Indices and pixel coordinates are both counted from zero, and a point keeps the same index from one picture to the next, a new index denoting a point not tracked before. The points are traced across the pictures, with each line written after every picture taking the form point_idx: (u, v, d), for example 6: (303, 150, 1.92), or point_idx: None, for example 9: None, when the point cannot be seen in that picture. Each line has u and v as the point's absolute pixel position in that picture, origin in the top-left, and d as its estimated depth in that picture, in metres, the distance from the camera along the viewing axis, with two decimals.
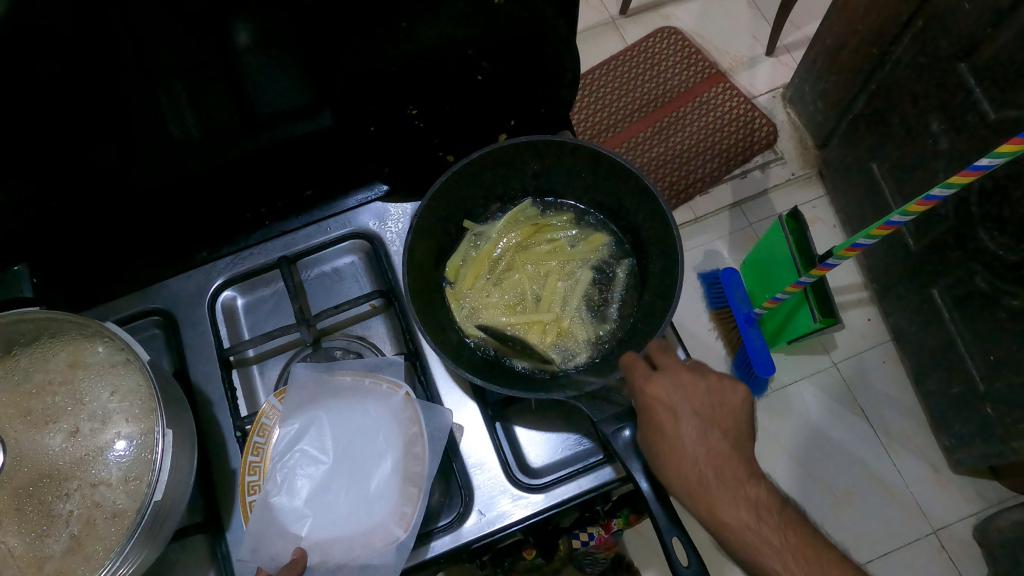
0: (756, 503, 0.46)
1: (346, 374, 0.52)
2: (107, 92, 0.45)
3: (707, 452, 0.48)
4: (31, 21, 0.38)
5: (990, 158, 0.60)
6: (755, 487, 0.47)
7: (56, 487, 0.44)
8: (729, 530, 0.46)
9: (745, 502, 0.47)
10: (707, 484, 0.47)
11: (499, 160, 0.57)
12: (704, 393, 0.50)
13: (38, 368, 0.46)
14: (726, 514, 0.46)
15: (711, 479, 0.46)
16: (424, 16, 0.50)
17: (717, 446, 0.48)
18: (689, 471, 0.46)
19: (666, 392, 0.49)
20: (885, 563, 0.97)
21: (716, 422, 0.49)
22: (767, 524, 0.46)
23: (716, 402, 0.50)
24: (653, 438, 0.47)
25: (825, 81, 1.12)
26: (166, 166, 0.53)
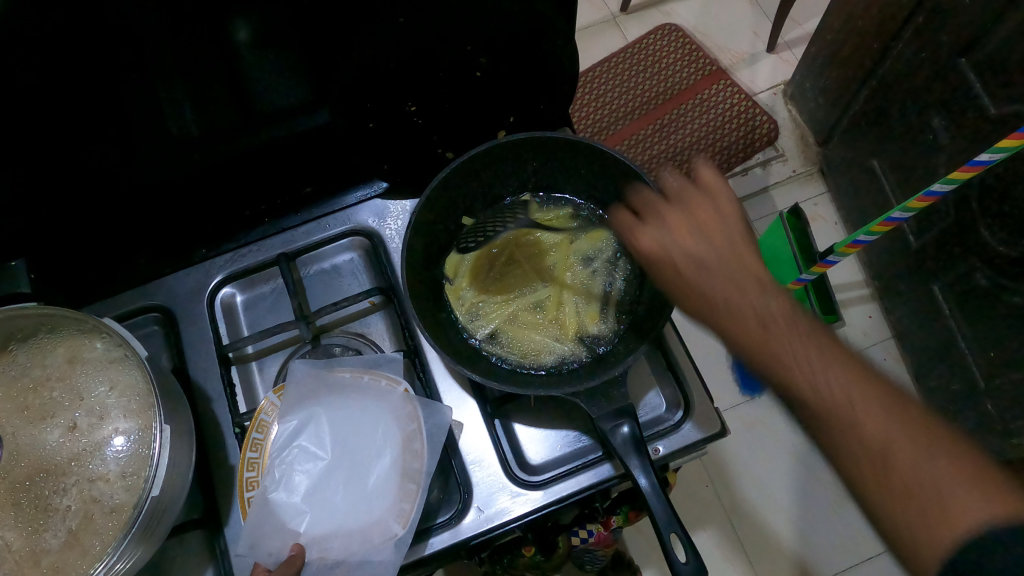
0: (777, 316, 0.46)
1: (344, 371, 0.51)
2: (105, 86, 0.45)
3: (700, 273, 0.49)
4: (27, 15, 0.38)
5: (990, 153, 0.60)
6: (772, 304, 0.47)
7: (53, 482, 0.43)
8: (778, 370, 0.45)
9: (775, 326, 0.46)
10: (740, 325, 0.46)
11: (499, 157, 0.58)
12: (708, 224, 0.51)
13: (36, 364, 0.46)
14: (776, 349, 0.45)
15: (710, 291, 0.48)
16: (422, 11, 0.50)
17: (723, 262, 0.49)
18: (708, 312, 0.48)
19: (662, 240, 0.51)
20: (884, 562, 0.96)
21: (719, 257, 0.49)
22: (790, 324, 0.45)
23: (705, 224, 0.51)
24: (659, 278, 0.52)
25: (826, 77, 1.12)
26: (164, 162, 0.53)
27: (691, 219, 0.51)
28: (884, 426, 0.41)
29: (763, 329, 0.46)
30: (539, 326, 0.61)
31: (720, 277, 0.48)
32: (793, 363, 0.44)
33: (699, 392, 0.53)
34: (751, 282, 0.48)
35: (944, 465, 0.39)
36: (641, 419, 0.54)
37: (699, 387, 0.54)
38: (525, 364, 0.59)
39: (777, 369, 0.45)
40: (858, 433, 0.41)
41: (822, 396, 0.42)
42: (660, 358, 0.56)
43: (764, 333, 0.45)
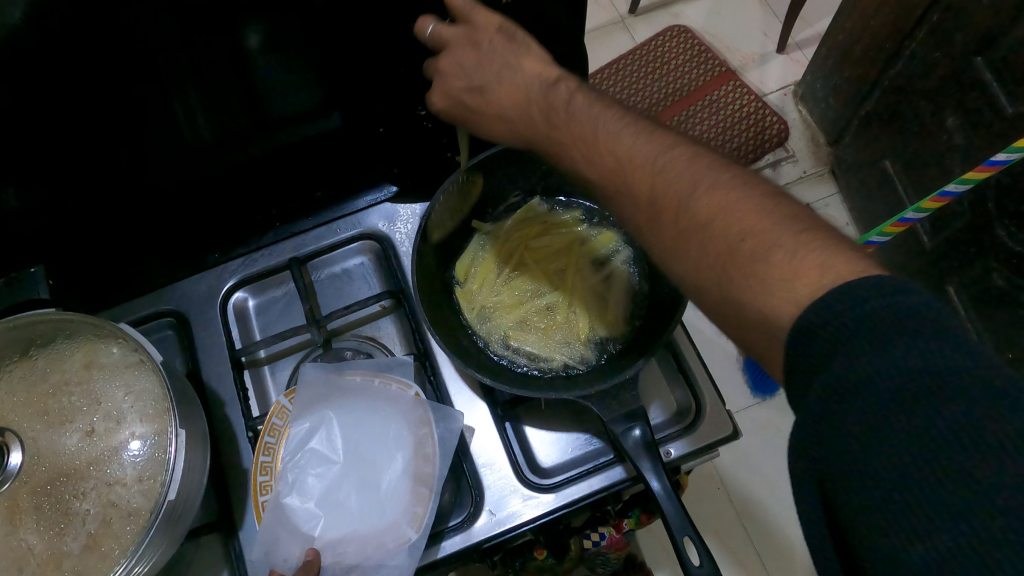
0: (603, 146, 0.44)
1: (355, 374, 0.52)
2: (124, 93, 0.45)
3: (498, 91, 0.50)
4: (50, 24, 0.39)
5: (1006, 153, 0.60)
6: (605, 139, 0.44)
7: (72, 486, 0.44)
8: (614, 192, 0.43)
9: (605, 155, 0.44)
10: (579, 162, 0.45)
11: (507, 160, 0.58)
12: (484, 59, 0.50)
13: (53, 369, 0.47)
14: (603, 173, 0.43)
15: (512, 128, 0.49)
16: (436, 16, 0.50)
17: (507, 96, 0.50)
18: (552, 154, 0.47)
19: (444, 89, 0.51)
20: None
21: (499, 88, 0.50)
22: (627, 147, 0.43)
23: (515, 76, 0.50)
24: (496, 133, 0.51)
25: (837, 77, 1.11)
26: (179, 167, 0.54)
27: (467, 59, 0.50)
28: (679, 187, 0.39)
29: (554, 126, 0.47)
30: (549, 329, 0.61)
31: (509, 95, 0.49)
32: (593, 140, 0.44)
33: (712, 396, 0.53)
34: (533, 105, 0.48)
35: (806, 266, 0.32)
36: (653, 422, 0.54)
37: (711, 390, 0.54)
38: (534, 367, 0.59)
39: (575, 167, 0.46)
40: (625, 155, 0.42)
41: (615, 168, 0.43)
42: (673, 361, 0.56)
43: (549, 122, 0.47)
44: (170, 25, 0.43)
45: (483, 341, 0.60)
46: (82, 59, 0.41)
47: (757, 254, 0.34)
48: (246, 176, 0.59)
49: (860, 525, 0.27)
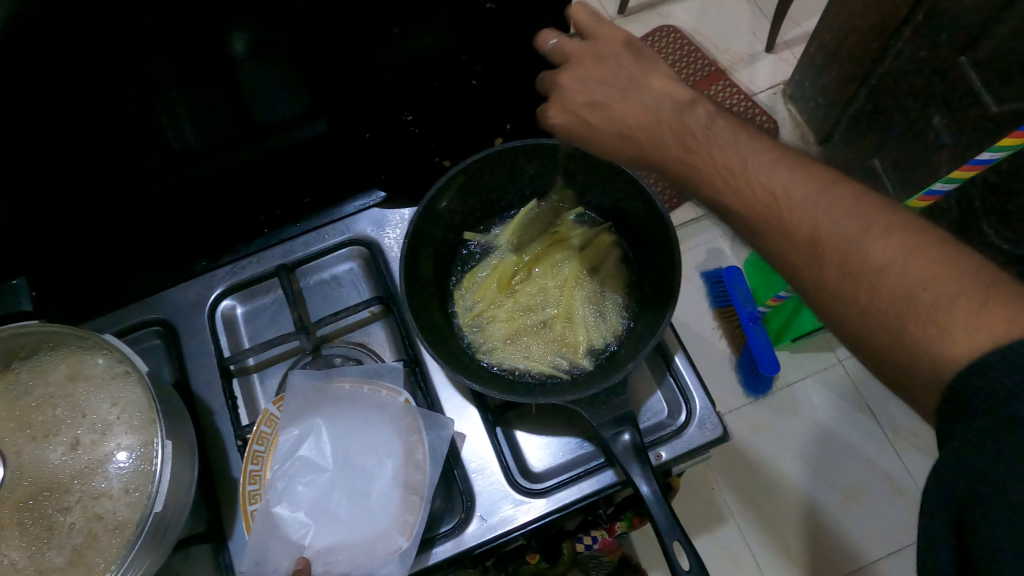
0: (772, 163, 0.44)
1: (344, 382, 0.51)
2: (105, 106, 0.45)
3: (626, 105, 0.49)
4: (26, 40, 0.38)
5: (991, 152, 0.61)
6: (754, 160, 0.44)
7: (56, 500, 0.44)
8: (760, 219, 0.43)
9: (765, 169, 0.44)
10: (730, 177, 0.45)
11: (494, 165, 0.58)
12: (606, 77, 0.50)
13: (38, 381, 0.46)
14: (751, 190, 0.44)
15: (620, 122, 0.49)
16: (418, 22, 0.50)
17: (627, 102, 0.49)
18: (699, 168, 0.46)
19: (566, 104, 0.51)
20: (891, 564, 0.96)
21: (617, 90, 0.50)
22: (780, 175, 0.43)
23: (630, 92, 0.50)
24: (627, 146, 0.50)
25: (825, 76, 1.12)
26: (163, 177, 0.53)
27: (589, 74, 0.51)
28: (850, 227, 0.40)
29: (692, 149, 0.46)
30: (545, 337, 0.61)
31: (638, 102, 0.49)
32: (722, 161, 0.45)
33: (701, 398, 0.53)
34: (667, 126, 0.48)
35: (991, 318, 0.34)
36: (642, 425, 0.54)
37: (699, 391, 0.53)
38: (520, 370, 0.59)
39: (723, 201, 0.45)
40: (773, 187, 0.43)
41: (761, 196, 0.43)
42: (662, 364, 0.56)
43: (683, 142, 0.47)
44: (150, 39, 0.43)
45: (469, 343, 0.60)
46: (60, 73, 0.41)
47: (939, 304, 0.36)
48: (231, 184, 0.58)
49: (986, 526, 0.32)
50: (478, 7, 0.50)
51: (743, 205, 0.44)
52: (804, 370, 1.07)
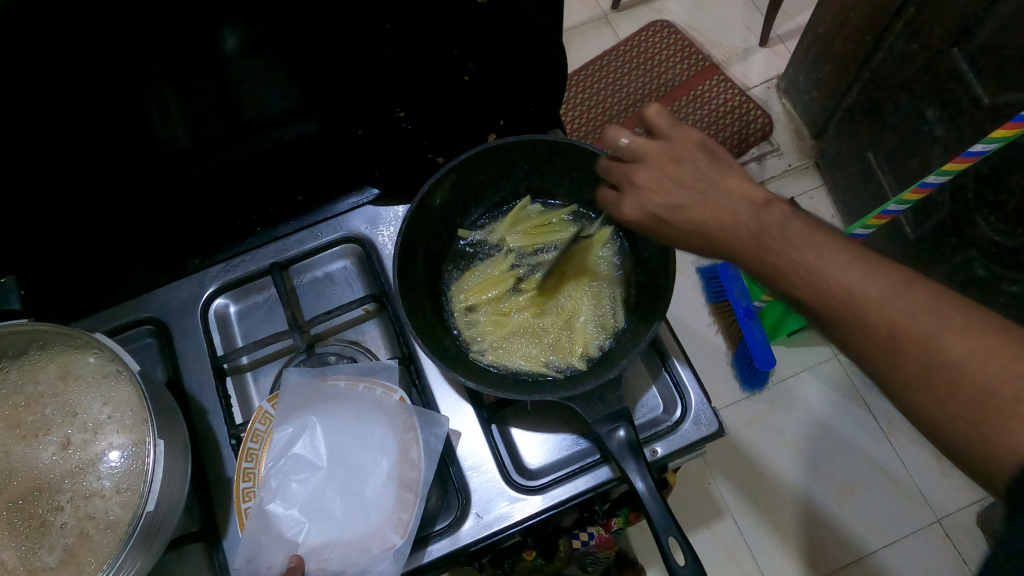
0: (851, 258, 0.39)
1: (339, 379, 0.51)
2: (91, 109, 0.45)
3: (701, 208, 0.45)
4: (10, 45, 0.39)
5: (984, 143, 0.61)
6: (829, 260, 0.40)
7: (47, 500, 0.44)
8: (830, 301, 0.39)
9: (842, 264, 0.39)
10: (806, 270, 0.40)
11: (487, 162, 0.57)
12: (679, 174, 0.46)
13: (28, 380, 0.47)
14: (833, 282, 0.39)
15: (693, 221, 0.45)
16: (408, 18, 0.49)
17: (697, 202, 0.45)
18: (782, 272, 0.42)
19: (641, 204, 0.47)
20: (889, 555, 0.96)
21: (687, 190, 0.46)
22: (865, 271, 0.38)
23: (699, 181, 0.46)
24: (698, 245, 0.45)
25: (819, 70, 1.12)
26: (152, 178, 0.53)
27: (664, 174, 0.47)
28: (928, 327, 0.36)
29: (771, 248, 0.42)
30: (541, 334, 0.61)
31: (711, 202, 0.45)
32: (802, 260, 0.40)
33: (696, 393, 0.53)
34: (743, 227, 0.43)
35: None
36: (638, 420, 0.54)
37: (695, 386, 0.53)
38: (515, 365, 0.58)
39: (793, 290, 0.41)
40: (840, 284, 0.38)
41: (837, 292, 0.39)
42: (657, 359, 0.55)
43: (760, 244, 0.42)
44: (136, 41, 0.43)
45: (464, 337, 0.60)
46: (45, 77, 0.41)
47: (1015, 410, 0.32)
48: (224, 183, 0.58)
49: None
50: (468, 3, 0.50)
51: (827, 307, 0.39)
52: (800, 364, 1.07)
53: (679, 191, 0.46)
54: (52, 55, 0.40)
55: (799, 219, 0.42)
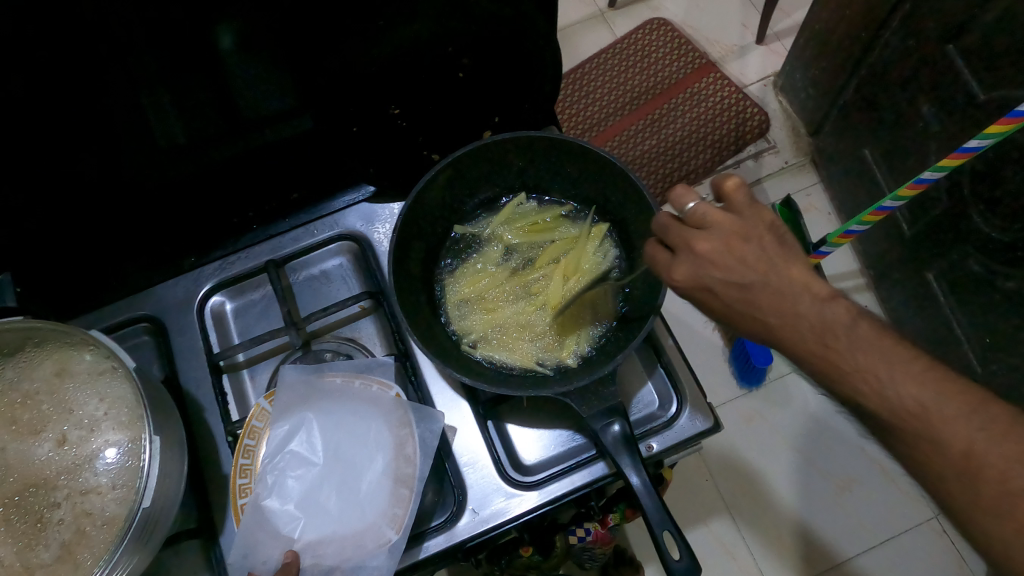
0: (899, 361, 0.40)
1: (335, 376, 0.51)
2: (87, 107, 0.45)
3: (764, 294, 0.44)
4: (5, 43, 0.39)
5: (980, 139, 0.59)
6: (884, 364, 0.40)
7: (44, 497, 0.44)
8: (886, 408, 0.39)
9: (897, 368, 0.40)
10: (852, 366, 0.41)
11: (483, 159, 0.57)
12: (747, 254, 0.45)
13: (24, 377, 0.47)
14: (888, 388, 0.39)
15: (753, 307, 0.44)
16: (402, 15, 0.49)
17: (751, 288, 0.44)
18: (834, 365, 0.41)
19: (696, 274, 0.46)
20: (885, 551, 0.97)
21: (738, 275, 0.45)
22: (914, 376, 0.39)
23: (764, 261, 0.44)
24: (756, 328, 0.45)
25: (815, 68, 1.12)
26: (147, 176, 0.53)
27: (728, 252, 0.45)
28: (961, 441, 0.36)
29: (828, 345, 0.41)
30: (533, 329, 0.61)
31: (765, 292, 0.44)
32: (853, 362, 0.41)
33: (692, 389, 0.53)
34: (803, 320, 0.43)
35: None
36: (633, 416, 0.54)
37: (691, 381, 0.53)
38: (508, 360, 0.59)
39: (844, 388, 0.41)
40: (885, 382, 0.39)
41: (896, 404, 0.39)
42: (652, 355, 0.56)
43: (820, 343, 0.42)
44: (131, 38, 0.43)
45: (455, 329, 0.60)
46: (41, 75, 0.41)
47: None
48: (220, 181, 0.58)
49: None
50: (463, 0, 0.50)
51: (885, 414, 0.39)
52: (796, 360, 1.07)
53: (736, 274, 0.45)
54: (44, 51, 0.40)
55: (860, 322, 0.42)
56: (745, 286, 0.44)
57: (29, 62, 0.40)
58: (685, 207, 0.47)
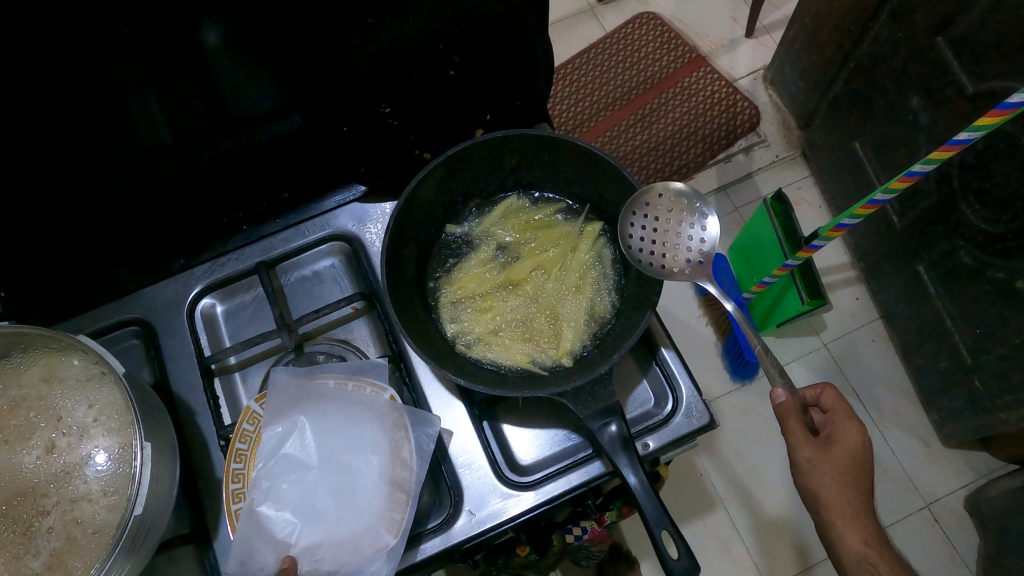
0: (854, 509, 0.59)
1: (328, 379, 0.51)
2: (70, 107, 0.44)
3: (837, 493, 0.59)
4: None
5: (968, 130, 0.57)
6: (852, 509, 0.59)
7: (33, 505, 0.44)
8: (832, 521, 0.60)
9: (850, 514, 0.59)
10: (839, 504, 0.59)
11: (475, 157, 0.57)
12: (843, 490, 0.59)
13: (11, 384, 0.46)
14: (833, 512, 0.60)
15: (839, 442, 0.60)
16: (391, 11, 0.49)
17: (845, 482, 0.59)
18: (832, 498, 0.59)
19: (839, 414, 0.63)
20: (895, 533, 1.00)
21: (848, 467, 0.59)
22: (858, 521, 0.59)
23: (849, 507, 0.59)
24: (794, 439, 0.60)
25: (805, 61, 1.12)
26: (133, 177, 0.52)
27: (840, 469, 0.59)
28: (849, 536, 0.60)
29: (834, 485, 0.59)
30: (528, 329, 0.60)
31: (850, 492, 0.59)
32: (828, 494, 0.59)
33: (688, 386, 0.53)
34: (849, 473, 0.59)
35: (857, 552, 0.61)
36: (629, 415, 0.54)
37: (686, 380, 0.53)
38: (505, 362, 0.57)
39: (812, 489, 0.60)
40: (812, 488, 0.60)
41: (805, 489, 0.61)
42: (647, 354, 0.55)
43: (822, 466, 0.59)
44: (116, 41, 0.43)
45: (450, 330, 0.59)
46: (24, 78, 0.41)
47: None
48: (209, 182, 0.57)
49: None
50: None
51: (803, 486, 0.61)
52: (790, 355, 1.11)
53: (842, 478, 0.59)
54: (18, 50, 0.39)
55: (853, 482, 0.59)
56: (845, 477, 0.59)
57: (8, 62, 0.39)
58: (827, 427, 0.62)
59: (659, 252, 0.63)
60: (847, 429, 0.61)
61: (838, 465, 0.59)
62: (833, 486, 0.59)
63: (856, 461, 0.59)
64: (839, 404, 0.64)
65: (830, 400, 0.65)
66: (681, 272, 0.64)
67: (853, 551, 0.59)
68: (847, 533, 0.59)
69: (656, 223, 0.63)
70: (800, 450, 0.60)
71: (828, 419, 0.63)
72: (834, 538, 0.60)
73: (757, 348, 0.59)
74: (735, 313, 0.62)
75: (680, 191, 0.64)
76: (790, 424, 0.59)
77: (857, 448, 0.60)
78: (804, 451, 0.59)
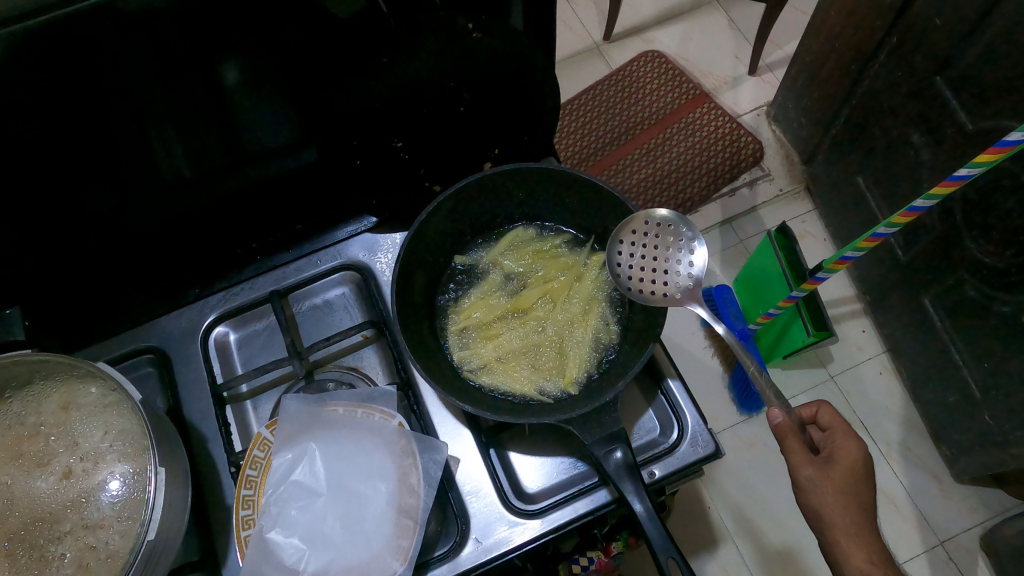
0: (860, 533, 0.58)
1: (338, 405, 0.52)
2: (101, 146, 0.47)
3: (842, 514, 0.59)
4: (28, 89, 0.40)
5: (968, 167, 0.55)
6: (858, 533, 0.58)
7: (48, 531, 0.44)
8: (840, 549, 0.59)
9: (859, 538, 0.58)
10: (847, 531, 0.58)
11: (483, 190, 0.59)
12: (847, 510, 0.59)
13: (31, 412, 0.47)
14: (839, 535, 0.59)
15: (839, 462, 0.60)
16: (405, 52, 0.51)
17: (847, 501, 0.59)
18: (839, 521, 0.59)
19: (839, 433, 0.63)
20: (912, 568, 0.98)
21: (849, 485, 0.59)
22: (865, 546, 0.58)
23: (858, 529, 0.58)
24: (793, 459, 0.61)
25: (806, 97, 1.14)
26: (154, 208, 0.54)
27: (842, 488, 0.59)
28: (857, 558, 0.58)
29: (835, 507, 0.59)
30: (534, 355, 0.60)
31: (856, 512, 0.59)
32: (832, 516, 0.59)
33: (692, 415, 0.53)
34: (852, 495, 0.59)
35: None
36: (636, 443, 0.54)
37: (691, 409, 0.54)
38: (510, 389, 0.58)
39: (817, 511, 0.60)
40: (815, 508, 0.60)
41: (810, 510, 0.61)
42: (651, 382, 0.56)
43: (823, 488, 0.59)
44: (149, 90, 0.45)
45: (456, 356, 0.60)
46: (61, 120, 0.43)
47: None
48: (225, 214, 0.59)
49: None
50: (462, 36, 0.52)
51: (808, 507, 0.61)
52: (797, 387, 1.11)
53: (846, 498, 0.59)
54: (56, 95, 0.42)
55: (857, 505, 0.59)
56: (847, 495, 0.59)
57: (45, 106, 0.42)
58: (829, 447, 0.62)
59: (649, 278, 0.63)
60: (847, 448, 0.61)
61: (839, 483, 0.59)
62: (837, 507, 0.59)
63: (857, 480, 0.60)
64: (837, 422, 0.64)
65: (829, 421, 0.65)
66: (673, 296, 0.64)
67: (858, 570, 0.57)
68: (852, 553, 0.58)
69: (646, 248, 0.64)
70: (801, 470, 0.60)
71: (828, 439, 0.63)
72: (840, 559, 0.59)
73: (750, 371, 0.61)
74: (727, 337, 0.62)
75: (666, 218, 0.64)
76: (789, 445, 0.60)
77: (858, 468, 0.60)
78: (805, 471, 0.60)
